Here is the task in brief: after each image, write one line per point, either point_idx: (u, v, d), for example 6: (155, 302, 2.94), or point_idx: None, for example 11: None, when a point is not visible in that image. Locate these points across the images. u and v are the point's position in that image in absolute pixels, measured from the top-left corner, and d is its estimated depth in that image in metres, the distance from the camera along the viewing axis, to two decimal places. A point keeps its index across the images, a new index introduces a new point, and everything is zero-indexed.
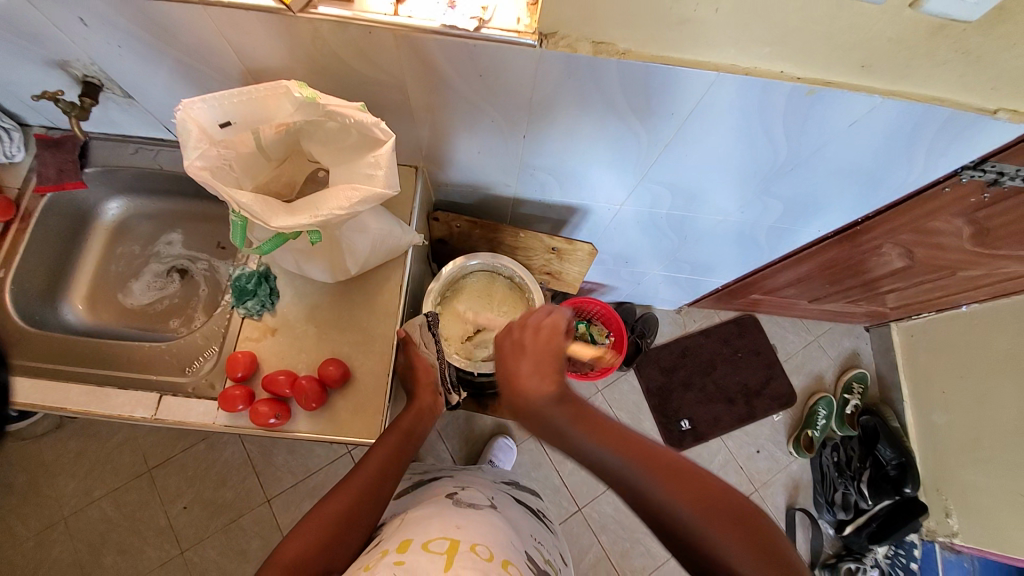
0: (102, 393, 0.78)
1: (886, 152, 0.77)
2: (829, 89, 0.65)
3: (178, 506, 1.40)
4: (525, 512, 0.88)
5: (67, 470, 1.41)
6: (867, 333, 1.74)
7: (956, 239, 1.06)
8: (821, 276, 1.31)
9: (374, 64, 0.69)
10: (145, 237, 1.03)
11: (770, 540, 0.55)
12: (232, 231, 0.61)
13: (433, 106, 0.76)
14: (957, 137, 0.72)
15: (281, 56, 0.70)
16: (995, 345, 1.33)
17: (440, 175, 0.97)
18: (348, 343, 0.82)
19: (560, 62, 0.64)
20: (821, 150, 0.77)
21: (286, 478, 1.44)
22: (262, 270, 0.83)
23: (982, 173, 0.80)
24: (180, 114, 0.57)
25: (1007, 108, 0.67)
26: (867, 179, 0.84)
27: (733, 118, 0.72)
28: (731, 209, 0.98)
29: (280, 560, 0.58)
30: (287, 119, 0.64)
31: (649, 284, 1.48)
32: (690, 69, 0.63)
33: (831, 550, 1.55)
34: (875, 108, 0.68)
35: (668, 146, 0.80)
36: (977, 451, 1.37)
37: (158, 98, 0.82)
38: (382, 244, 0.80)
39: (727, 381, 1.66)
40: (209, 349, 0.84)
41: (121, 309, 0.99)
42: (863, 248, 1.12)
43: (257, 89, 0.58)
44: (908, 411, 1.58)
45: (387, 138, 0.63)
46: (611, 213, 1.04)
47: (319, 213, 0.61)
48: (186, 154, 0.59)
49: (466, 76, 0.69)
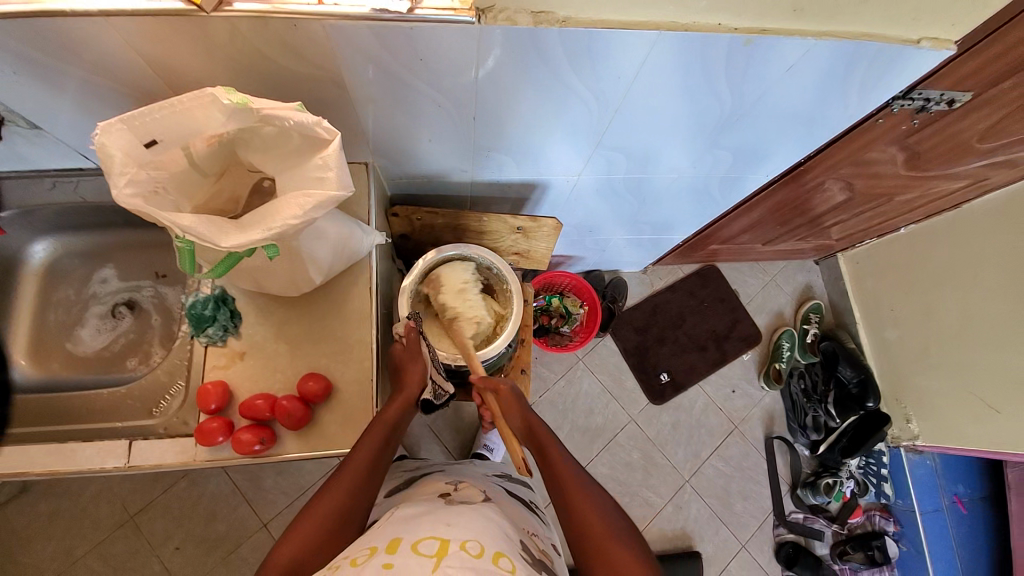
0: (65, 450, 0.73)
1: (823, 92, 0.80)
2: (766, 37, 0.66)
3: (171, 547, 1.35)
4: (518, 505, 0.89)
5: (41, 535, 1.32)
6: (817, 266, 1.84)
7: (891, 166, 1.12)
8: (773, 218, 1.36)
9: (305, 60, 0.65)
10: (79, 278, 0.95)
11: None
12: (179, 257, 0.57)
13: (374, 96, 0.73)
14: (885, 71, 0.76)
15: (200, 60, 0.64)
16: (933, 260, 1.44)
17: (393, 168, 0.93)
18: (325, 355, 0.79)
19: (503, 36, 0.62)
20: (762, 99, 0.80)
21: (281, 499, 1.40)
22: (217, 293, 0.78)
23: (911, 102, 0.85)
24: (98, 139, 0.52)
25: (928, 36, 0.71)
26: (808, 121, 0.88)
27: (677, 75, 0.72)
28: (684, 165, 1.00)
29: (277, 561, 0.61)
30: (220, 129, 0.59)
31: (614, 249, 1.50)
32: (633, 30, 0.63)
33: (811, 469, 1.67)
34: (809, 51, 0.70)
35: (618, 110, 0.79)
36: (927, 359, 1.50)
37: (67, 124, 0.74)
38: (343, 247, 0.76)
39: (697, 331, 1.73)
40: (175, 385, 0.80)
41: (72, 358, 0.90)
42: (808, 186, 1.17)
43: (179, 100, 0.54)
44: (862, 333, 1.70)
45: (332, 137, 0.59)
46: (569, 184, 1.04)
47: (273, 226, 0.57)
48: (112, 181, 0.53)
49: (406, 61, 0.66)
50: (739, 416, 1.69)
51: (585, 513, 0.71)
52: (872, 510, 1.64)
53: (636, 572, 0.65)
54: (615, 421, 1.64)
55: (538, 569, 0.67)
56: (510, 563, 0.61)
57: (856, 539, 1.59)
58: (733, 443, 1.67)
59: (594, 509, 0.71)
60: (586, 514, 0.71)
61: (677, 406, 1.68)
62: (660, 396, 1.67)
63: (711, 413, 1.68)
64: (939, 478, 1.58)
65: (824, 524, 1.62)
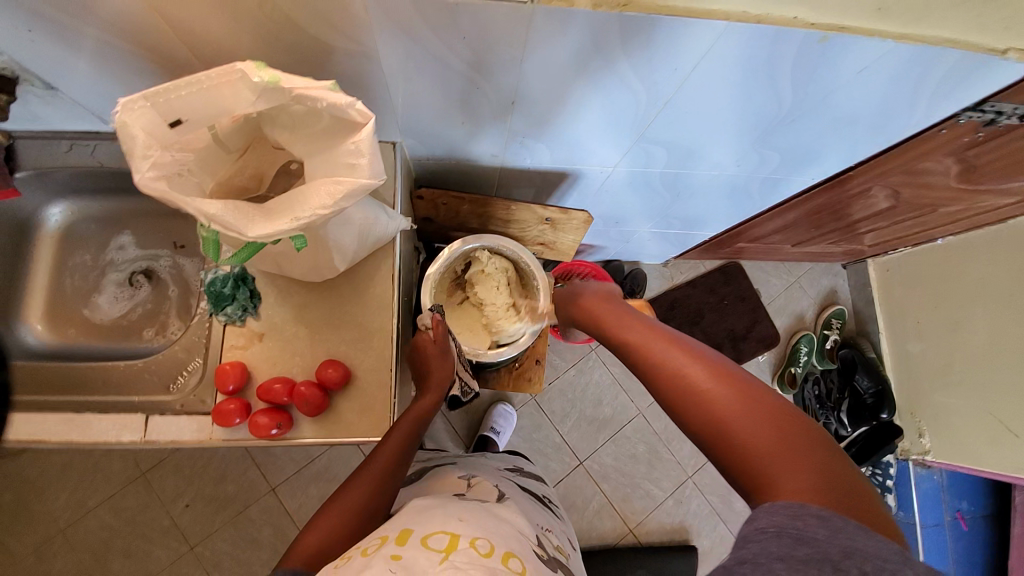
0: (83, 420, 0.72)
1: (890, 97, 0.74)
2: (842, 35, 0.60)
3: (180, 505, 1.38)
4: (531, 499, 0.88)
5: (57, 485, 1.35)
6: (844, 271, 1.79)
7: (943, 178, 1.06)
8: (808, 221, 1.31)
9: (339, 31, 0.60)
10: (96, 242, 0.93)
11: (820, 455, 0.48)
12: (204, 246, 0.56)
13: (410, 74, 0.68)
14: (962, 80, 0.70)
15: (227, 26, 0.60)
16: (968, 275, 1.38)
17: (421, 148, 0.89)
18: (345, 341, 0.77)
19: (555, 18, 0.57)
20: (824, 100, 0.74)
21: (289, 467, 1.42)
22: (237, 272, 0.76)
23: (981, 114, 0.79)
24: (119, 117, 0.48)
25: (1015, 48, 0.64)
26: (866, 127, 0.82)
27: (738, 70, 0.67)
28: (726, 163, 0.94)
29: (303, 550, 0.59)
30: (248, 109, 0.56)
31: (637, 241, 1.46)
32: (697, 19, 0.57)
33: None
34: (886, 53, 0.64)
35: (667, 103, 0.74)
36: (949, 376, 1.46)
37: (86, 85, 0.70)
38: (368, 234, 0.73)
39: (714, 329, 1.70)
40: (193, 362, 0.79)
41: (89, 325, 0.90)
42: (851, 192, 1.11)
43: (207, 77, 0.50)
44: (884, 342, 1.66)
45: (365, 120, 0.55)
46: (603, 175, 0.99)
47: (300, 215, 0.54)
48: (134, 165, 0.50)
49: (447, 39, 0.61)
50: None
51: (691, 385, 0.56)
52: None
53: (771, 441, 0.49)
54: (623, 413, 1.63)
55: (552, 567, 0.66)
56: (520, 563, 0.59)
57: None
58: None
59: (708, 377, 0.57)
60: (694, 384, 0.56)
61: None
62: None
63: None
64: (944, 492, 1.57)
65: None
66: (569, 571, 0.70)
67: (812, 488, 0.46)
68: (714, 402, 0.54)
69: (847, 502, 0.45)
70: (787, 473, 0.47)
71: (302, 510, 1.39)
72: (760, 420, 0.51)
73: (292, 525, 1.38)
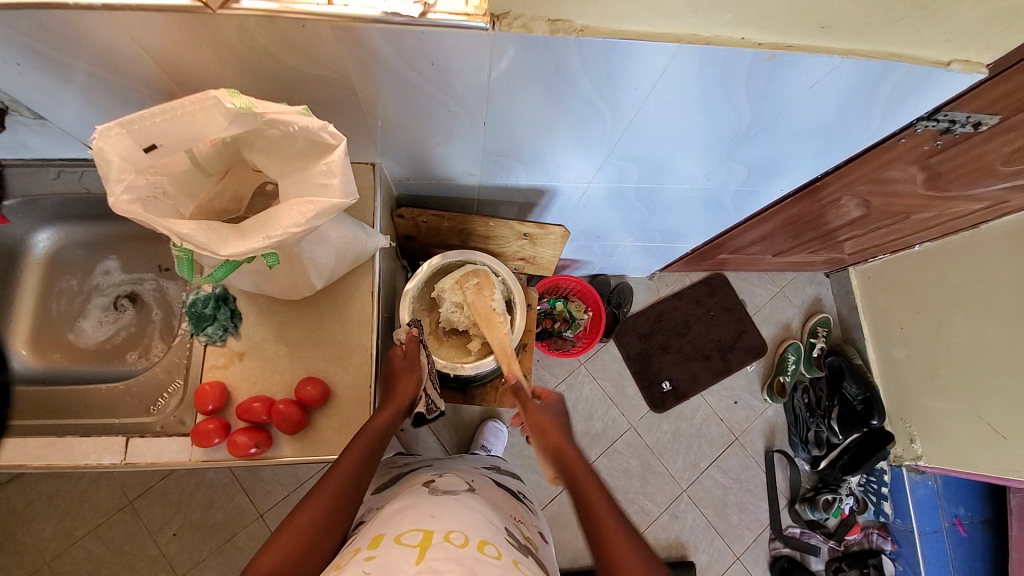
0: (63, 443, 0.72)
1: (846, 110, 0.77)
2: (790, 53, 0.64)
3: (168, 533, 1.36)
4: (506, 494, 0.88)
5: (41, 515, 1.33)
6: (827, 279, 1.82)
7: (910, 185, 1.09)
8: (785, 231, 1.34)
9: (313, 60, 0.63)
10: (82, 267, 0.94)
11: None
12: (179, 263, 0.56)
13: (384, 99, 0.71)
14: (911, 92, 0.73)
15: (207, 59, 0.63)
16: (947, 280, 1.41)
17: (400, 169, 0.91)
18: (325, 359, 0.78)
19: (516, 44, 0.60)
20: (783, 114, 0.77)
21: (278, 491, 1.41)
22: (218, 292, 0.77)
23: (936, 123, 0.82)
24: (95, 143, 0.50)
25: (960, 58, 0.68)
26: (827, 139, 0.85)
27: (696, 88, 0.70)
28: (698, 176, 0.97)
29: (256, 571, 0.60)
30: (223, 134, 0.58)
31: (621, 255, 1.48)
32: (654, 41, 0.61)
33: (809, 484, 1.65)
34: (835, 68, 0.67)
35: (633, 120, 0.77)
36: (935, 380, 1.47)
37: (72, 116, 0.73)
38: (346, 252, 0.75)
39: (702, 340, 1.71)
40: (174, 383, 0.80)
41: (74, 350, 0.90)
42: (823, 201, 1.14)
43: (182, 105, 0.52)
44: (870, 349, 1.67)
45: (337, 142, 0.58)
46: (579, 191, 1.02)
47: (272, 234, 0.56)
48: (109, 188, 0.52)
49: (416, 65, 0.64)
50: (740, 427, 1.68)
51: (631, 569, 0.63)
52: (870, 527, 1.64)
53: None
54: (614, 427, 1.63)
55: (525, 555, 0.66)
56: (495, 550, 0.60)
57: (852, 557, 1.59)
58: (732, 454, 1.66)
59: (643, 566, 0.63)
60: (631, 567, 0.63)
61: (677, 414, 1.67)
62: (661, 404, 1.65)
63: (712, 423, 1.67)
64: (939, 499, 1.56)
65: (820, 540, 1.60)
66: (541, 560, 0.70)
67: None
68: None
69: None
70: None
71: None
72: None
73: None
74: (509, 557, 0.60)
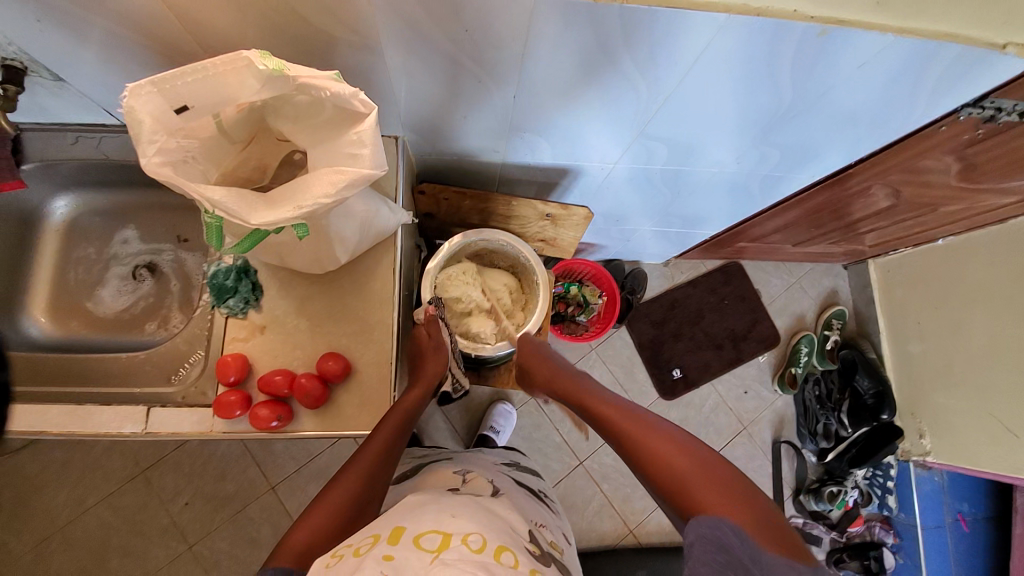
0: (84, 411, 0.72)
1: (891, 93, 0.74)
2: (841, 29, 0.61)
3: (180, 503, 1.38)
4: (527, 495, 0.88)
5: (57, 481, 1.35)
6: (844, 271, 1.79)
7: (944, 175, 1.06)
8: (808, 220, 1.31)
9: (343, 24, 0.61)
10: (99, 236, 0.93)
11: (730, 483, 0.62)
12: (207, 233, 0.55)
13: (414, 68, 0.69)
14: (961, 77, 0.70)
15: (233, 19, 0.61)
16: (971, 275, 1.38)
17: (424, 143, 0.89)
18: (346, 334, 0.77)
19: (556, 11, 0.58)
20: (824, 96, 0.74)
21: (289, 465, 1.42)
22: (239, 264, 0.76)
23: (981, 110, 0.79)
24: (126, 102, 0.49)
25: (1015, 42, 0.64)
26: (866, 124, 0.82)
27: (738, 65, 0.67)
28: (727, 160, 0.94)
29: (290, 547, 0.59)
30: (253, 97, 0.56)
31: (638, 240, 1.46)
32: (698, 12, 0.58)
33: (816, 476, 1.66)
34: (885, 48, 0.64)
35: (667, 98, 0.74)
36: (950, 376, 1.46)
37: (92, 78, 0.71)
38: (369, 227, 0.74)
39: (715, 328, 1.70)
40: (194, 354, 0.79)
41: (92, 319, 0.90)
42: (852, 190, 1.11)
43: (214, 64, 0.50)
44: (885, 343, 1.65)
45: (368, 111, 0.55)
46: (604, 172, 1.00)
47: (303, 204, 0.54)
48: (141, 150, 0.51)
49: (450, 32, 0.61)
50: (749, 417, 1.68)
51: (649, 441, 0.69)
52: (872, 520, 1.64)
53: (711, 485, 0.61)
54: None
55: (548, 565, 0.66)
56: (513, 556, 0.59)
57: (854, 548, 1.59)
58: (740, 443, 1.66)
59: (656, 437, 0.70)
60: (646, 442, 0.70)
61: (687, 402, 1.66)
62: (671, 391, 1.65)
63: (721, 412, 1.67)
64: (944, 494, 1.56)
65: (823, 531, 1.60)
66: (563, 566, 0.70)
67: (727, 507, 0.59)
68: (663, 450, 0.67)
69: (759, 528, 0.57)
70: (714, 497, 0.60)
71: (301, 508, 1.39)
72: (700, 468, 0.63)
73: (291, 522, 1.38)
74: (527, 565, 0.59)
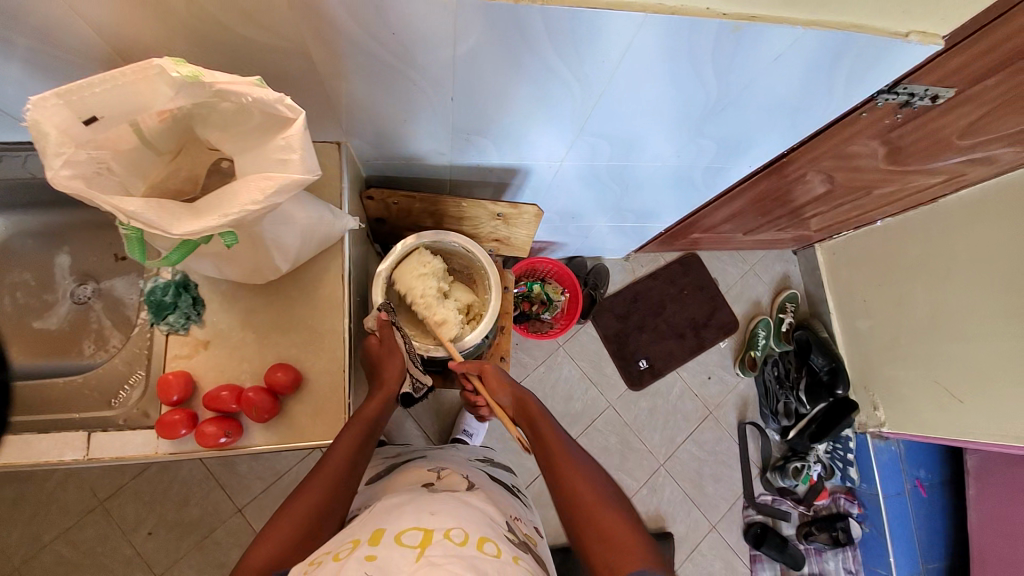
0: (20, 442, 0.69)
1: (810, 84, 0.78)
2: (754, 24, 0.64)
3: (143, 532, 1.32)
4: (500, 488, 0.88)
5: (6, 520, 1.28)
6: (795, 256, 1.87)
7: (872, 160, 1.12)
8: (754, 209, 1.36)
9: (266, 29, 0.60)
10: (34, 257, 0.89)
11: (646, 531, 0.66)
12: (128, 245, 0.53)
13: (346, 73, 0.68)
14: (873, 65, 0.75)
15: (155, 30, 0.60)
16: (908, 252, 1.46)
17: (368, 148, 0.89)
18: (295, 344, 0.76)
19: (480, 13, 0.59)
20: (748, 87, 0.78)
21: (256, 484, 1.38)
22: (178, 279, 0.74)
23: (895, 96, 0.84)
24: (30, 115, 0.48)
25: (918, 30, 0.69)
26: (792, 113, 0.87)
27: (665, 60, 0.69)
28: (668, 154, 0.98)
29: (253, 562, 0.59)
30: (170, 106, 0.54)
31: (596, 237, 1.49)
32: (618, 12, 0.60)
33: (779, 454, 1.71)
34: (798, 40, 0.68)
35: (603, 95, 0.77)
36: (896, 350, 1.54)
37: (10, 94, 0.68)
38: (313, 233, 0.73)
39: (676, 318, 1.74)
40: (134, 375, 0.76)
41: (29, 344, 0.86)
42: (790, 178, 1.16)
43: (123, 74, 0.49)
44: (836, 322, 1.73)
45: (296, 115, 0.55)
46: (552, 170, 1.01)
47: (229, 212, 0.53)
48: (47, 163, 0.50)
49: (379, 36, 0.62)
50: (714, 402, 1.73)
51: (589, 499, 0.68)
52: (837, 492, 1.71)
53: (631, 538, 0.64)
54: (594, 406, 1.65)
55: (525, 552, 0.67)
56: (495, 546, 0.60)
57: (821, 521, 1.66)
58: (707, 428, 1.70)
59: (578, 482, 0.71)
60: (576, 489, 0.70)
61: (654, 391, 1.70)
62: (638, 382, 1.68)
63: (687, 399, 1.71)
64: (901, 463, 1.63)
65: (791, 505, 1.68)
66: (537, 556, 0.71)
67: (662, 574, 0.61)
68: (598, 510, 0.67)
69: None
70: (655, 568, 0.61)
71: None
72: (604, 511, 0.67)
73: None
74: (509, 553, 0.60)
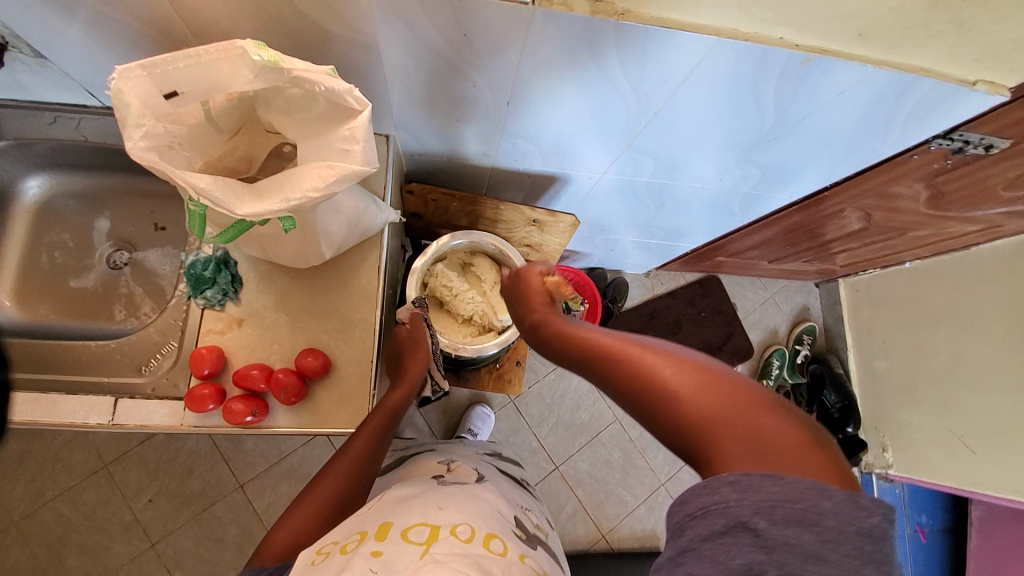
0: (49, 400, 0.70)
1: (867, 121, 0.78)
2: (825, 57, 0.64)
3: (143, 499, 1.33)
4: (510, 482, 0.87)
5: (11, 474, 1.29)
6: (816, 289, 1.85)
7: (912, 202, 1.11)
8: (784, 238, 1.35)
9: (339, 17, 0.61)
10: (73, 219, 0.90)
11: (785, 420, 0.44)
12: (189, 220, 0.54)
13: (408, 67, 0.68)
14: (934, 109, 0.74)
15: (229, 8, 0.60)
16: (934, 297, 1.45)
17: (414, 142, 0.89)
18: (326, 330, 0.76)
19: (553, 22, 0.59)
20: (806, 119, 0.77)
21: (259, 463, 1.39)
22: (219, 255, 0.75)
23: (950, 141, 0.83)
24: (114, 84, 0.48)
25: (985, 79, 0.68)
26: (844, 148, 0.86)
27: (727, 83, 0.69)
28: (711, 177, 0.97)
29: (272, 548, 0.59)
30: (244, 87, 0.55)
31: (621, 250, 1.48)
32: (692, 32, 0.60)
33: None
34: (865, 77, 0.67)
35: (658, 113, 0.76)
36: (912, 393, 1.52)
37: (76, 57, 0.69)
38: (357, 223, 0.73)
39: (691, 339, 1.73)
40: (167, 345, 0.77)
41: (59, 304, 0.87)
42: (827, 211, 1.15)
43: (205, 52, 0.50)
44: (852, 359, 1.72)
45: (362, 107, 0.55)
46: (591, 180, 1.01)
47: (291, 197, 0.54)
48: (126, 133, 0.50)
49: (447, 32, 0.61)
50: None
51: (673, 384, 0.47)
52: None
53: (760, 429, 0.43)
54: (600, 419, 1.64)
55: (534, 548, 0.65)
56: (502, 544, 0.59)
57: None
58: None
59: (800, 437, 0.43)
60: (757, 445, 0.43)
61: None
62: None
63: None
64: (904, 508, 1.61)
65: None
66: (549, 549, 0.71)
67: (805, 473, 0.41)
68: (699, 401, 0.45)
69: (819, 467, 0.41)
70: (791, 467, 0.41)
71: (268, 509, 1.35)
72: (786, 442, 0.43)
73: (257, 522, 1.34)
74: (516, 552, 0.59)
